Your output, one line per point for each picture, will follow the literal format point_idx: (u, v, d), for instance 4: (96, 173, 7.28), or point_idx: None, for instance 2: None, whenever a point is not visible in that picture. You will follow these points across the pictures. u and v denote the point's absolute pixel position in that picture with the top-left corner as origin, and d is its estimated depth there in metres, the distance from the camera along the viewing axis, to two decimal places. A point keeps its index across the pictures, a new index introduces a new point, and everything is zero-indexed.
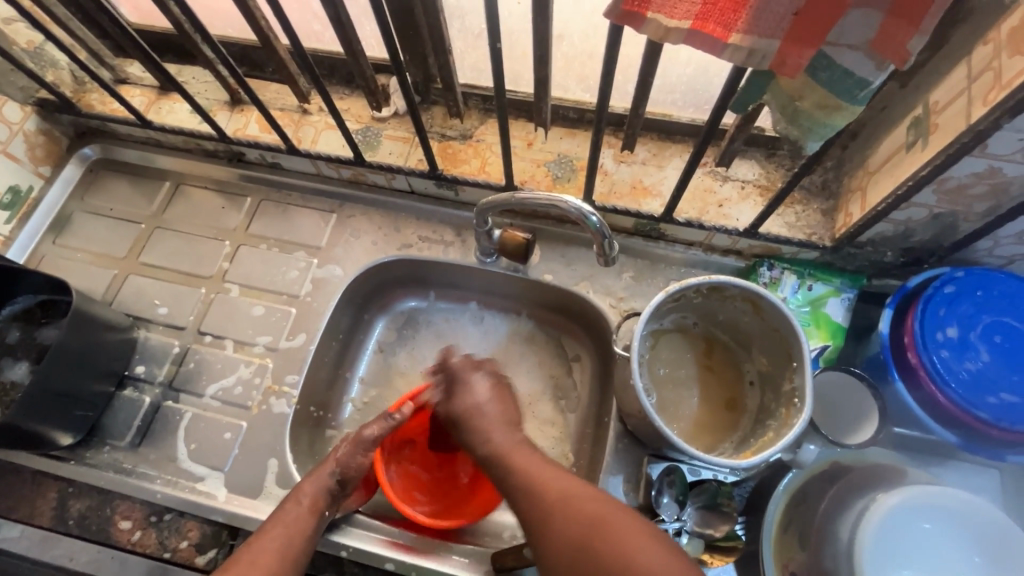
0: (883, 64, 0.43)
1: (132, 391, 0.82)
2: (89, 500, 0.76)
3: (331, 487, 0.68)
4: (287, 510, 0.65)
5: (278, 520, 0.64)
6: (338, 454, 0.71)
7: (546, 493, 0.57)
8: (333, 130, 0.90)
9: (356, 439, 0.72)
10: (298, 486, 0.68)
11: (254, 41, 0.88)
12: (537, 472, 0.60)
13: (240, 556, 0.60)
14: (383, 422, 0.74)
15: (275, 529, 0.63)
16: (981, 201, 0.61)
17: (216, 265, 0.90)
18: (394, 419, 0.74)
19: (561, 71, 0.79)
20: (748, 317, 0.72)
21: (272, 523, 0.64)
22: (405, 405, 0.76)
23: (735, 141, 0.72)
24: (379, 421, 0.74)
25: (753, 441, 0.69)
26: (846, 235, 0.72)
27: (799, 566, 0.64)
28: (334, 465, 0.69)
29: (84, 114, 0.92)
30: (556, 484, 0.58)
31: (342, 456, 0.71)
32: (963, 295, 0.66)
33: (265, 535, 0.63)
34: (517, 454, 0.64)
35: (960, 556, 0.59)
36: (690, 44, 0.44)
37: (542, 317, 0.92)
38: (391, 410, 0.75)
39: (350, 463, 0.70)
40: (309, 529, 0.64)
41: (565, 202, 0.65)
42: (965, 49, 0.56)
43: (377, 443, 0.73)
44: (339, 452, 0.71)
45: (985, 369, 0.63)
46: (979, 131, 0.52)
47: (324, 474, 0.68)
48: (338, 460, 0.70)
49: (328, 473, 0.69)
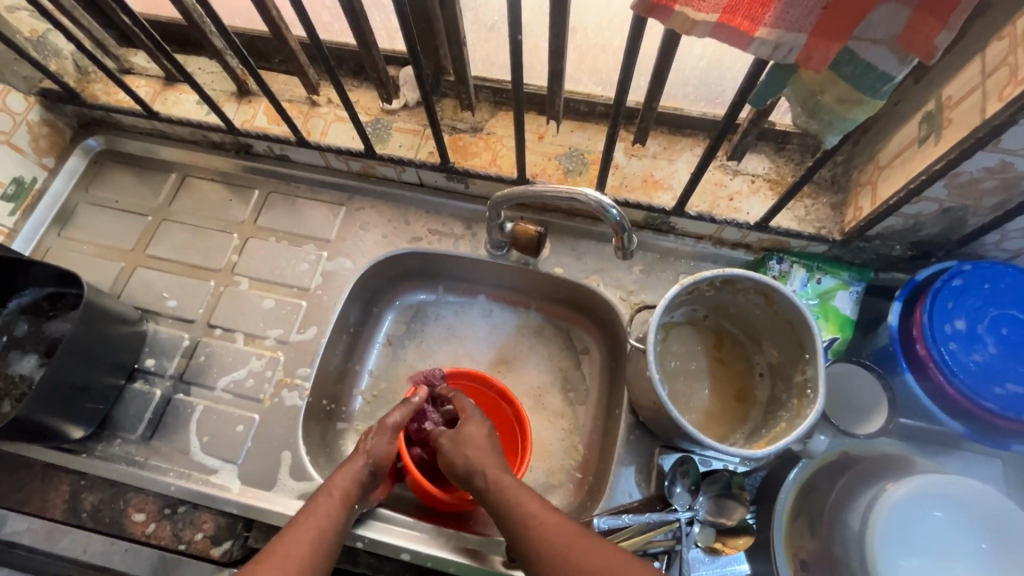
0: (907, 59, 0.44)
1: (142, 384, 0.82)
2: (102, 493, 0.76)
3: (361, 478, 0.69)
4: (319, 503, 0.65)
5: (311, 513, 0.64)
6: (366, 446, 0.72)
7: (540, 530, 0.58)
8: (343, 123, 0.89)
9: (379, 429, 0.74)
10: (331, 478, 0.68)
11: (262, 32, 0.87)
12: (561, 535, 0.57)
13: (274, 548, 0.60)
14: (404, 410, 0.76)
15: (307, 522, 0.63)
16: (991, 195, 0.62)
17: (224, 257, 0.89)
18: (413, 404, 0.76)
19: (574, 64, 0.79)
20: (758, 309, 0.72)
21: (303, 517, 0.63)
22: (419, 390, 0.78)
23: (748, 135, 0.73)
24: (401, 407, 0.76)
25: (764, 431, 0.70)
26: (856, 228, 0.72)
27: (809, 554, 0.66)
28: (365, 458, 0.71)
29: (89, 104, 0.91)
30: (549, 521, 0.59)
31: (371, 447, 0.72)
32: (970, 288, 0.67)
33: (297, 529, 0.62)
34: (526, 498, 0.62)
35: (968, 543, 0.61)
36: (717, 36, 0.45)
37: (551, 310, 0.92)
38: (408, 396, 0.78)
39: (378, 452, 0.72)
40: (340, 519, 0.65)
41: (585, 194, 0.64)
42: (980, 44, 0.56)
43: (399, 430, 0.75)
44: (366, 444, 0.72)
45: (992, 360, 0.65)
46: (995, 126, 0.53)
47: (357, 465, 0.70)
48: (369, 452, 0.71)
49: (361, 464, 0.70)
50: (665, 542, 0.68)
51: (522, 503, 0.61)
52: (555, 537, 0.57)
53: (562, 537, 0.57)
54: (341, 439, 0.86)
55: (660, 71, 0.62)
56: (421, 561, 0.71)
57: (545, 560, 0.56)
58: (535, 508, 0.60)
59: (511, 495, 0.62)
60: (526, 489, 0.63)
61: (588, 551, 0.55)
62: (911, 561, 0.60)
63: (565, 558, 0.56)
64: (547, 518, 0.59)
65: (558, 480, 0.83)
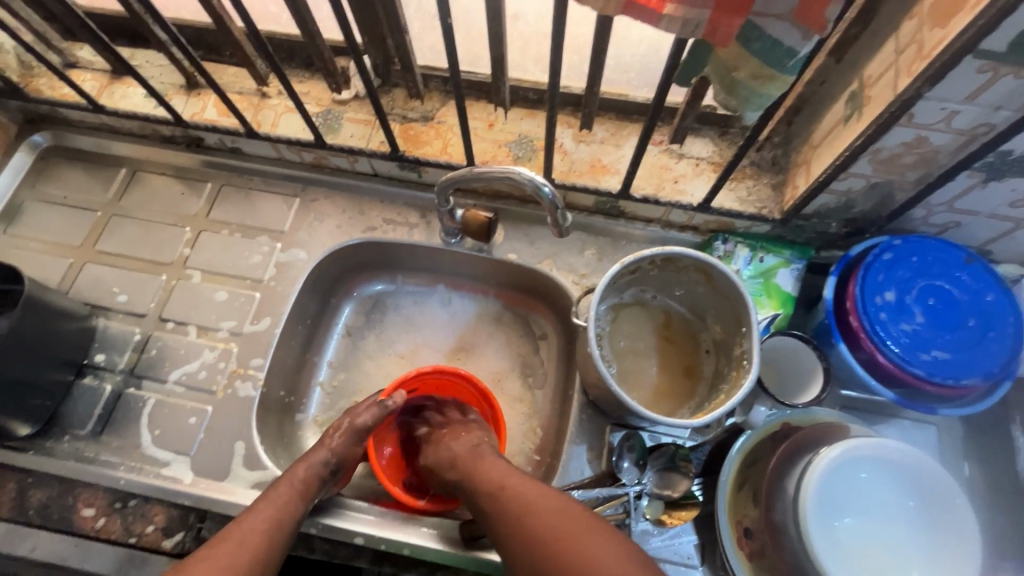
0: (808, 33, 0.46)
1: (92, 379, 0.81)
2: (49, 490, 0.75)
3: (322, 473, 0.69)
4: (278, 492, 0.65)
5: (270, 501, 0.64)
6: (332, 443, 0.72)
7: (503, 494, 0.61)
8: (293, 114, 0.89)
9: (348, 428, 0.74)
10: (291, 470, 0.68)
11: (208, 24, 0.87)
12: (522, 497, 0.60)
13: (228, 533, 0.60)
14: (375, 410, 0.76)
15: (264, 508, 0.63)
16: (913, 170, 0.65)
17: (176, 251, 0.88)
18: (387, 406, 0.76)
19: (518, 50, 0.80)
20: (702, 288, 0.75)
21: (262, 503, 0.64)
22: (398, 392, 0.78)
23: (686, 117, 0.74)
24: (371, 408, 0.76)
25: (708, 404, 0.72)
26: (793, 207, 0.75)
27: (753, 522, 0.67)
28: (328, 453, 0.71)
29: (32, 98, 0.90)
30: (512, 486, 0.62)
31: (336, 445, 0.72)
32: (900, 261, 0.70)
33: (252, 514, 0.62)
34: (499, 471, 0.65)
35: (896, 501, 0.63)
36: (628, 14, 0.46)
37: (508, 297, 0.94)
38: (385, 397, 0.77)
39: (343, 451, 0.73)
40: (298, 511, 0.65)
41: (520, 173, 0.65)
42: (895, 23, 0.58)
43: (368, 432, 0.75)
44: (331, 441, 0.73)
45: (919, 329, 0.68)
46: (905, 100, 0.55)
47: (318, 460, 0.70)
48: (332, 449, 0.72)
49: (322, 460, 0.70)
50: (614, 516, 0.69)
51: (492, 479, 0.64)
52: (528, 498, 0.59)
53: (522, 501, 0.59)
54: (299, 431, 0.86)
55: (596, 56, 0.63)
56: (375, 546, 0.71)
57: (509, 522, 0.58)
58: (507, 480, 0.63)
59: (485, 472, 0.66)
60: (503, 466, 0.66)
61: (547, 513, 0.57)
62: (843, 521, 0.62)
63: (522, 515, 0.58)
64: (522, 485, 0.61)
65: (516, 463, 0.85)
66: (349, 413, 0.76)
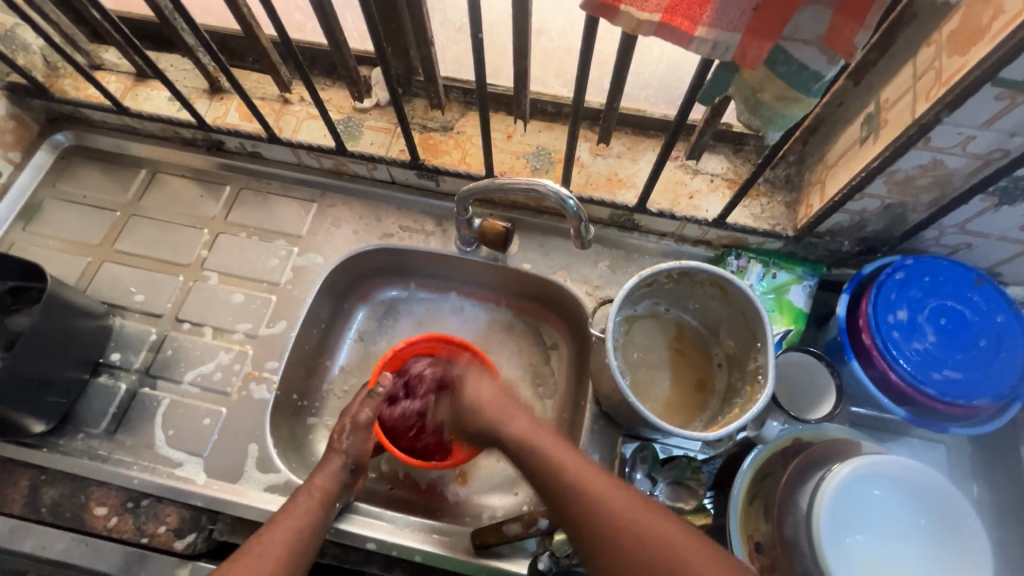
0: (834, 58, 0.47)
1: (107, 378, 0.81)
2: (63, 488, 0.75)
3: (342, 477, 0.70)
4: (299, 502, 0.66)
5: (289, 512, 0.64)
6: (342, 445, 0.73)
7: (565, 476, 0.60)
8: (315, 120, 0.90)
9: (353, 427, 0.74)
10: (309, 480, 0.69)
11: (235, 31, 0.88)
12: (587, 479, 0.59)
13: (249, 547, 0.60)
14: (372, 403, 0.76)
15: (285, 520, 0.63)
16: (927, 192, 0.66)
17: (194, 252, 0.89)
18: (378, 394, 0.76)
19: (539, 65, 0.81)
20: (715, 302, 0.75)
21: (283, 515, 0.64)
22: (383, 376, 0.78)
23: (704, 135, 0.76)
24: (368, 401, 0.76)
25: (721, 418, 0.73)
26: (806, 225, 0.76)
27: (763, 536, 0.67)
28: (342, 458, 0.72)
29: (57, 98, 0.91)
30: (572, 469, 0.60)
31: (347, 446, 0.73)
32: (912, 281, 0.71)
33: (274, 526, 0.63)
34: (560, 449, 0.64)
35: (907, 519, 0.63)
36: (661, 35, 0.47)
37: (520, 306, 0.94)
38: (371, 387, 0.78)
39: (355, 451, 0.73)
40: (320, 519, 0.65)
41: (544, 184, 0.66)
42: (913, 49, 0.60)
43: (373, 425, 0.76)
44: (342, 443, 0.73)
45: (931, 347, 0.69)
46: (923, 124, 0.57)
47: (335, 465, 0.71)
48: (346, 452, 0.73)
49: (339, 464, 0.71)
50: None
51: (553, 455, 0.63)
52: (593, 482, 0.58)
53: (586, 483, 0.58)
54: (311, 435, 0.87)
55: (619, 73, 0.65)
56: (386, 551, 0.71)
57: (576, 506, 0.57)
58: (569, 460, 0.62)
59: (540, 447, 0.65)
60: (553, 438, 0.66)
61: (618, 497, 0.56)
62: (855, 537, 0.62)
63: (592, 501, 0.57)
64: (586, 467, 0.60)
65: None
66: (347, 414, 0.76)
